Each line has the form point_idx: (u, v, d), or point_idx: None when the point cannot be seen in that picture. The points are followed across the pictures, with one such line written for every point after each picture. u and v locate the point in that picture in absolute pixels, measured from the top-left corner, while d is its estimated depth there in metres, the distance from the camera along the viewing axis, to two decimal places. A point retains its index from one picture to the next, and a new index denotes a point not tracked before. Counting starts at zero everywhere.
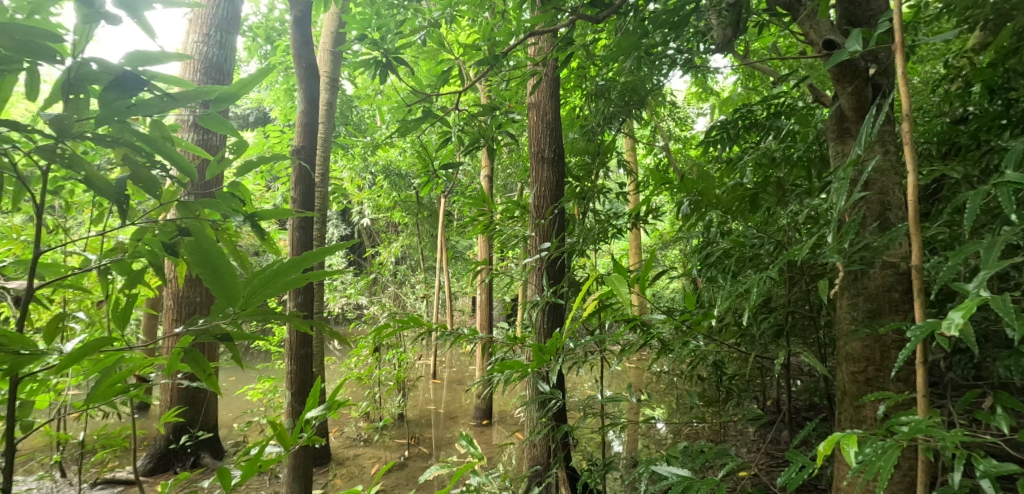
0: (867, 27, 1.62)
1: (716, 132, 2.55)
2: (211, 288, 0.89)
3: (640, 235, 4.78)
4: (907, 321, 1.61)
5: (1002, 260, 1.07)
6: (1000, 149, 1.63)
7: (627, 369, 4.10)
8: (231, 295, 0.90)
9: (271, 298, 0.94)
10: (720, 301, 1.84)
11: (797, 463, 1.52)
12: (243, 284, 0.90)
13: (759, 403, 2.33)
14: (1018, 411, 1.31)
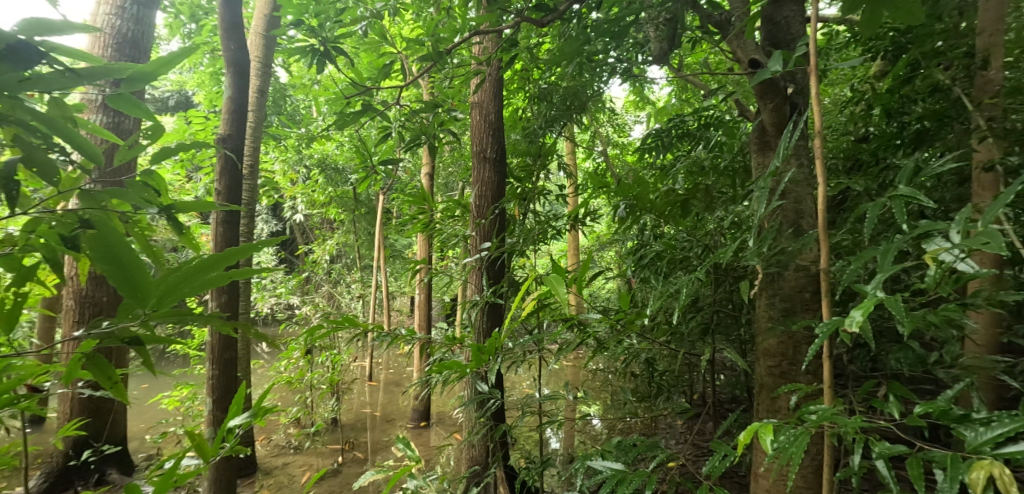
0: (786, 50, 1.76)
1: (651, 140, 2.69)
2: (118, 288, 0.78)
3: (579, 236, 4.91)
4: (816, 319, 1.76)
5: (896, 264, 1.20)
6: (894, 166, 1.83)
7: (565, 367, 4.19)
8: (141, 295, 0.80)
9: (188, 298, 0.85)
10: (652, 301, 1.92)
11: (720, 453, 1.62)
12: (155, 284, 0.81)
13: (687, 397, 2.46)
14: (906, 398, 1.48)
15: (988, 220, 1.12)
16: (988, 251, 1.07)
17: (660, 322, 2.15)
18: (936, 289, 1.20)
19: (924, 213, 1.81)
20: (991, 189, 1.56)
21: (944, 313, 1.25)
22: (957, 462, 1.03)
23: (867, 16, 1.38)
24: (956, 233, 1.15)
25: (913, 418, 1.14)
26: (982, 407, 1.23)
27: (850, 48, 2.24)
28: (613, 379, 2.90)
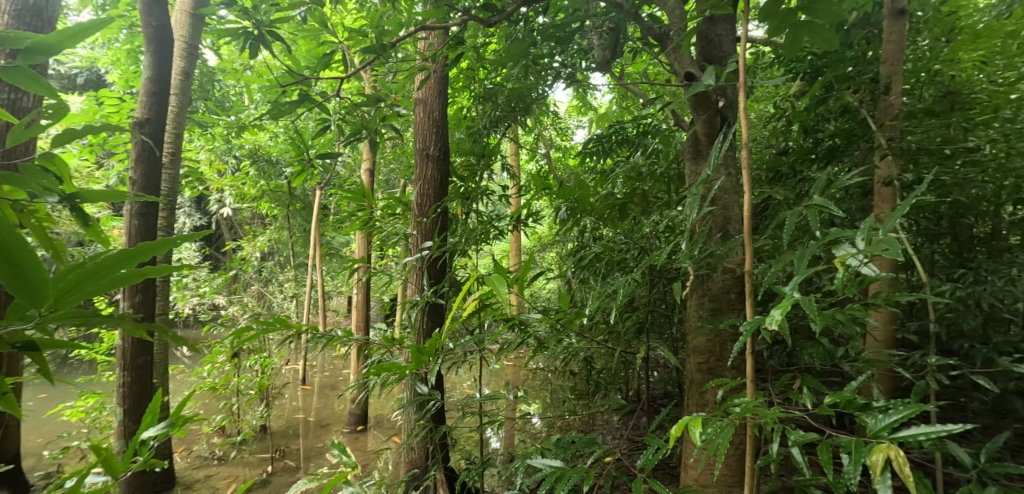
0: (719, 66, 1.87)
1: (593, 145, 2.78)
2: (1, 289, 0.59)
3: (522, 237, 4.95)
4: (740, 318, 1.88)
5: (811, 267, 1.31)
6: (809, 178, 1.99)
7: (506, 367, 4.20)
8: (32, 298, 0.61)
9: (98, 298, 0.67)
10: (591, 301, 1.95)
11: (653, 446, 1.69)
12: (51, 283, 0.62)
13: (623, 394, 2.54)
14: (817, 390, 1.61)
15: (887, 229, 1.24)
16: (887, 256, 1.19)
17: (598, 322, 2.17)
18: (844, 290, 1.31)
19: (834, 222, 1.99)
20: (888, 202, 1.75)
21: (850, 312, 1.38)
22: (861, 447, 1.13)
23: (791, 39, 1.50)
24: (861, 241, 1.27)
25: (824, 408, 1.24)
26: (882, 397, 1.37)
27: (773, 68, 2.42)
28: (553, 378, 2.94)
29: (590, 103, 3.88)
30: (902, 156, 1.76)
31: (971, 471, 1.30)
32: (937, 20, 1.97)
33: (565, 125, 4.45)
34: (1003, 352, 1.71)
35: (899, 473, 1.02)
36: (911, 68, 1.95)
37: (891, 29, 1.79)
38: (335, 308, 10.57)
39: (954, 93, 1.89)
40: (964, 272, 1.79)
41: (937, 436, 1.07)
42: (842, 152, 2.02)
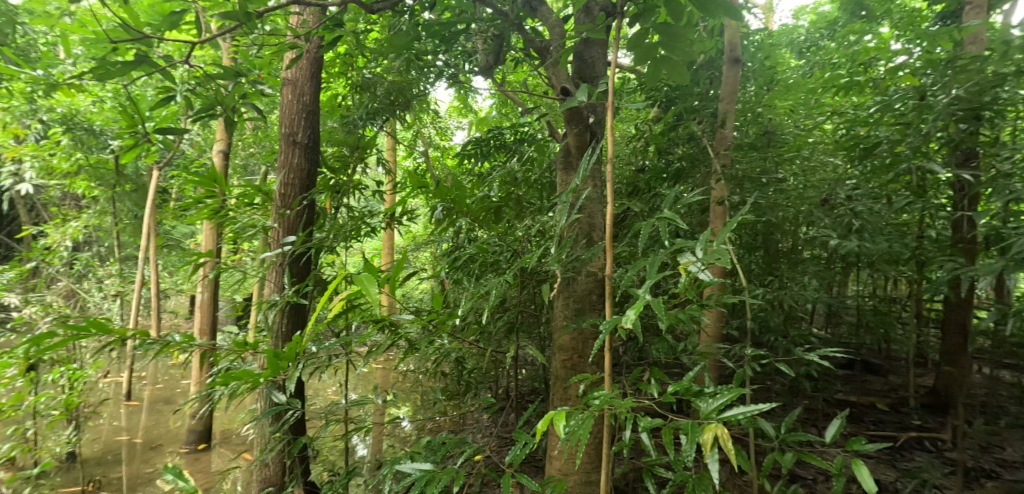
0: (591, 85, 2.01)
1: (472, 148, 2.82)
2: None
3: (395, 235, 4.81)
4: (600, 317, 2.05)
5: (659, 271, 1.45)
6: (660, 194, 2.26)
7: (375, 370, 4.03)
8: None
9: None
10: (464, 301, 1.93)
11: (521, 441, 1.72)
12: None
13: (492, 392, 2.58)
14: (662, 381, 1.81)
15: (720, 241, 1.43)
16: (720, 264, 1.37)
17: (471, 322, 2.15)
18: (687, 292, 1.49)
19: (679, 233, 2.27)
20: (721, 218, 2.05)
21: (690, 312, 1.58)
22: (696, 428, 1.27)
23: (652, 70, 1.63)
24: (700, 250, 1.45)
25: (668, 397, 1.39)
26: (712, 384, 1.59)
27: (635, 93, 2.70)
28: (424, 379, 2.88)
29: (472, 104, 3.90)
30: (731, 181, 2.08)
31: (773, 442, 1.58)
32: (761, 73, 2.41)
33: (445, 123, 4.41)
34: (796, 343, 2.14)
35: (723, 447, 1.16)
36: (741, 108, 2.32)
37: (728, 73, 2.14)
38: (171, 310, 9.12)
39: (770, 133, 2.29)
40: (772, 279, 2.20)
41: (752, 414, 1.25)
42: (686, 174, 2.31)
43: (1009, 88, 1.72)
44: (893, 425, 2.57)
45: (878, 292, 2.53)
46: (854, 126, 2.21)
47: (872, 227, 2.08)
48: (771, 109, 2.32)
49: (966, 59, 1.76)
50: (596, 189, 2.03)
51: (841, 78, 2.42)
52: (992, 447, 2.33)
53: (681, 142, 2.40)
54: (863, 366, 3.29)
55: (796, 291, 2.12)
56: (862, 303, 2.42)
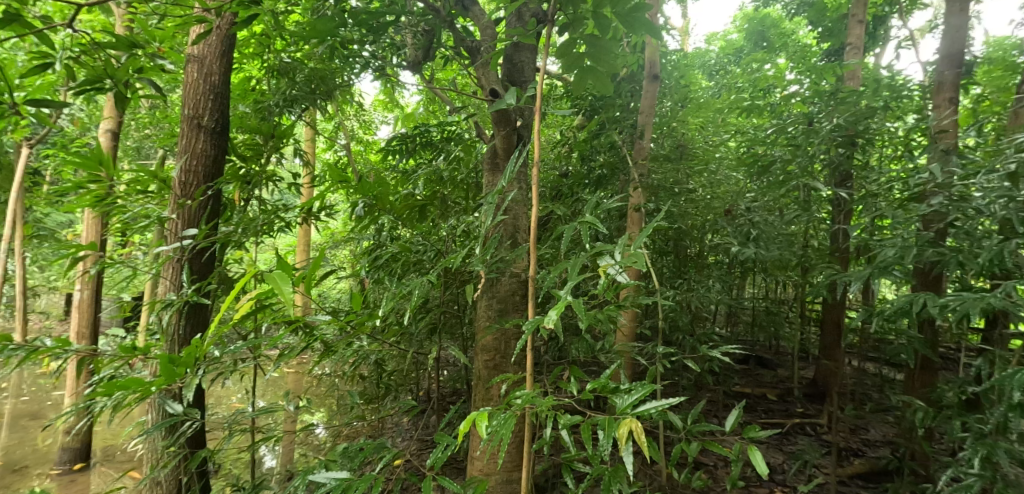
0: (520, 88, 2.03)
1: (396, 144, 2.70)
2: None
3: (312, 232, 4.55)
4: (522, 317, 2.07)
5: (581, 272, 1.46)
6: (582, 199, 2.33)
7: (287, 375, 3.78)
8: None
9: None
10: (384, 302, 1.83)
11: (442, 443, 1.67)
12: None
13: (413, 394, 2.52)
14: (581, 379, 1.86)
15: (637, 244, 1.46)
16: (637, 267, 1.42)
17: (392, 323, 2.07)
18: (605, 292, 1.51)
19: (599, 237, 2.37)
20: (638, 223, 2.17)
21: (609, 312, 1.61)
22: (612, 423, 1.27)
23: (578, 79, 1.67)
24: (619, 253, 1.47)
25: (586, 394, 1.41)
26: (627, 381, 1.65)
27: (562, 100, 2.79)
28: (342, 383, 2.75)
29: (399, 100, 3.79)
30: (647, 189, 2.22)
31: (681, 433, 1.68)
32: (676, 90, 2.59)
33: (370, 117, 4.25)
34: (701, 341, 2.32)
35: (637, 442, 1.17)
36: (659, 122, 2.50)
37: (648, 88, 2.28)
38: (41, 311, 7.95)
39: (682, 146, 2.48)
40: (682, 281, 2.44)
41: (663, 408, 1.28)
42: (607, 180, 2.42)
43: (876, 120, 2.00)
44: (780, 414, 2.86)
45: (770, 294, 2.79)
46: (753, 145, 2.45)
47: (767, 236, 2.25)
48: (685, 124, 2.50)
49: (845, 92, 2.02)
50: (521, 191, 2.05)
51: (745, 100, 2.66)
52: (858, 429, 2.67)
53: (603, 150, 2.52)
54: (757, 361, 3.64)
55: (701, 293, 2.31)
56: (757, 304, 2.64)
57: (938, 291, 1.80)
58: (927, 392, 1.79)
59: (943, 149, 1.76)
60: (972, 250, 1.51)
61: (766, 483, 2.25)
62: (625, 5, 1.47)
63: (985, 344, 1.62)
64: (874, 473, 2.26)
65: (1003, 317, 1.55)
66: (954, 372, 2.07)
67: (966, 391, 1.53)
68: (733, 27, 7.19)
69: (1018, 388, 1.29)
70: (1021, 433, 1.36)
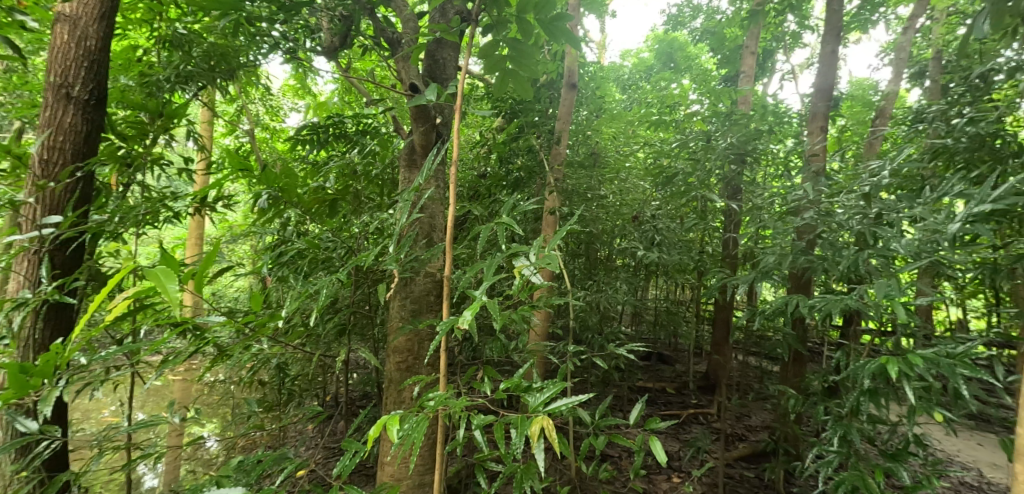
0: (440, 85, 1.98)
1: (306, 132, 2.45)
2: None
3: (206, 224, 4.14)
4: (437, 318, 2.00)
5: (497, 273, 1.44)
6: (499, 200, 2.35)
7: (173, 383, 3.40)
8: None
9: None
10: (287, 302, 1.68)
11: (350, 451, 1.56)
12: None
13: (318, 399, 2.37)
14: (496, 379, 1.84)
15: (550, 246, 1.50)
16: (551, 268, 1.45)
17: (296, 325, 1.93)
18: (520, 293, 1.52)
19: (514, 238, 2.40)
20: (553, 226, 2.22)
21: (522, 313, 1.63)
22: (524, 421, 1.28)
23: (499, 81, 1.66)
24: (533, 255, 1.49)
25: (499, 393, 1.41)
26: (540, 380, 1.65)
27: (482, 101, 2.81)
28: (238, 390, 2.53)
29: (312, 87, 3.59)
30: (562, 193, 2.29)
31: (589, 428, 1.75)
32: (592, 100, 2.71)
33: (277, 104, 3.96)
34: (609, 339, 2.46)
35: (548, 439, 1.18)
36: (576, 129, 2.60)
37: (566, 96, 2.36)
38: None
39: (595, 154, 2.60)
40: (593, 283, 2.55)
41: (573, 405, 1.31)
42: (524, 183, 2.49)
43: (762, 141, 2.24)
44: (677, 405, 3.10)
45: (670, 295, 2.98)
46: (659, 157, 2.63)
47: (669, 242, 2.46)
48: (598, 134, 2.63)
49: (738, 114, 2.23)
50: (439, 190, 1.99)
51: (653, 115, 2.86)
52: (741, 417, 2.97)
53: (521, 153, 2.57)
54: (658, 357, 3.91)
55: (610, 294, 2.43)
56: (659, 304, 2.87)
57: (807, 293, 2.06)
58: (799, 382, 2.02)
59: (814, 171, 2.01)
60: (834, 258, 1.74)
61: (664, 470, 2.42)
62: (548, 13, 1.50)
63: (842, 338, 1.88)
64: (754, 455, 2.53)
65: (856, 315, 1.80)
66: (820, 365, 2.36)
67: (828, 379, 1.75)
68: (645, 46, 7.68)
69: (868, 376, 1.50)
70: (869, 414, 1.60)
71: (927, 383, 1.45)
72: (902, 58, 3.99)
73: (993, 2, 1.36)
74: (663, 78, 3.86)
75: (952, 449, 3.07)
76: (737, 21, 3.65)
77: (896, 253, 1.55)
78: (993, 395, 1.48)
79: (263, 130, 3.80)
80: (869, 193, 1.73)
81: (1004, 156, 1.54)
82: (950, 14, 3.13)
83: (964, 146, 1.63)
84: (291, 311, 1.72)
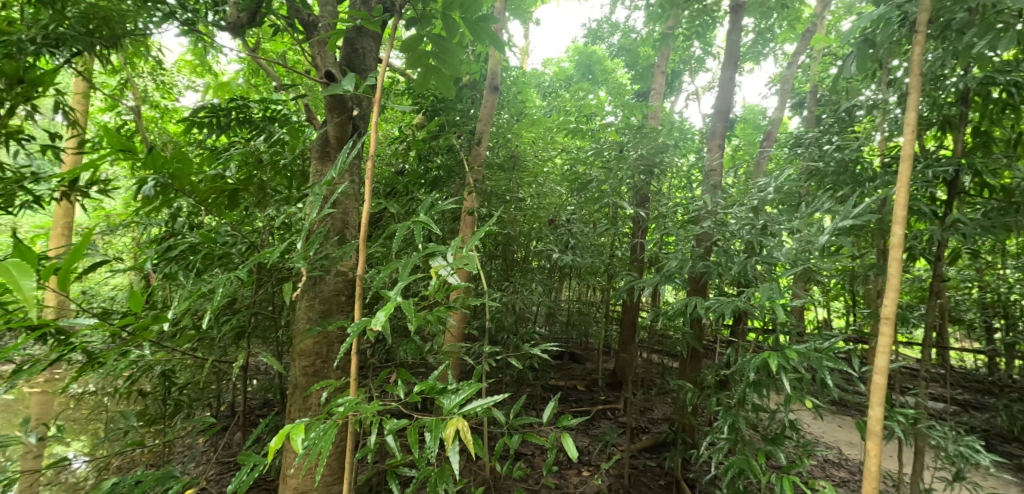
0: (358, 76, 1.88)
1: (204, 115, 2.16)
2: None
3: (76, 210, 3.61)
4: (349, 320, 1.84)
5: (412, 274, 1.34)
6: (417, 199, 2.30)
7: (29, 394, 2.92)
8: None
9: None
10: (174, 302, 1.50)
11: (247, 466, 1.40)
12: None
13: (211, 409, 2.15)
14: (411, 382, 1.67)
15: (469, 247, 1.44)
16: (469, 270, 1.38)
17: (185, 327, 1.73)
18: (435, 294, 1.44)
19: (431, 238, 2.35)
20: (471, 227, 2.21)
21: (439, 315, 1.53)
22: (439, 424, 1.23)
23: (421, 77, 1.60)
24: (451, 255, 1.43)
25: (413, 396, 1.35)
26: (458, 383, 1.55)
27: (402, 96, 2.74)
28: (113, 402, 2.23)
29: (212, 64, 3.27)
30: (481, 194, 2.29)
31: (504, 427, 1.75)
32: (513, 104, 2.74)
33: (170, 80, 3.56)
34: (524, 339, 2.51)
35: (463, 442, 1.14)
36: (497, 131, 2.61)
37: (487, 98, 2.37)
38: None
39: (515, 157, 2.64)
40: (509, 284, 2.59)
41: (488, 406, 1.29)
42: (443, 182, 2.46)
43: (668, 155, 2.41)
44: (587, 402, 3.24)
45: (583, 297, 3.12)
46: (576, 164, 2.74)
47: (582, 246, 2.55)
48: (519, 138, 2.66)
49: (648, 128, 2.39)
50: (354, 184, 1.84)
51: (571, 124, 2.97)
52: (644, 411, 3.18)
53: (441, 152, 2.53)
54: (570, 356, 4.07)
55: (525, 295, 2.48)
56: (571, 306, 2.98)
57: (703, 296, 2.25)
58: (696, 376, 2.20)
59: (712, 184, 2.22)
60: (727, 264, 1.93)
61: (575, 465, 2.51)
62: (473, 13, 1.49)
63: (732, 336, 2.08)
64: (656, 445, 2.72)
65: (744, 315, 2.00)
66: (713, 361, 2.59)
67: (720, 374, 1.93)
68: (565, 56, 7.97)
69: (753, 370, 1.67)
70: (753, 404, 1.78)
71: (800, 374, 1.64)
72: (787, 89, 4.53)
73: (859, 47, 1.59)
74: (581, 89, 4.04)
75: (818, 431, 3.53)
76: (650, 41, 3.91)
77: (778, 260, 1.76)
78: (851, 384, 1.71)
79: (151, 109, 3.39)
80: (757, 206, 1.93)
81: (861, 180, 1.81)
82: (825, 54, 3.60)
83: (832, 169, 1.89)
84: (179, 313, 1.52)
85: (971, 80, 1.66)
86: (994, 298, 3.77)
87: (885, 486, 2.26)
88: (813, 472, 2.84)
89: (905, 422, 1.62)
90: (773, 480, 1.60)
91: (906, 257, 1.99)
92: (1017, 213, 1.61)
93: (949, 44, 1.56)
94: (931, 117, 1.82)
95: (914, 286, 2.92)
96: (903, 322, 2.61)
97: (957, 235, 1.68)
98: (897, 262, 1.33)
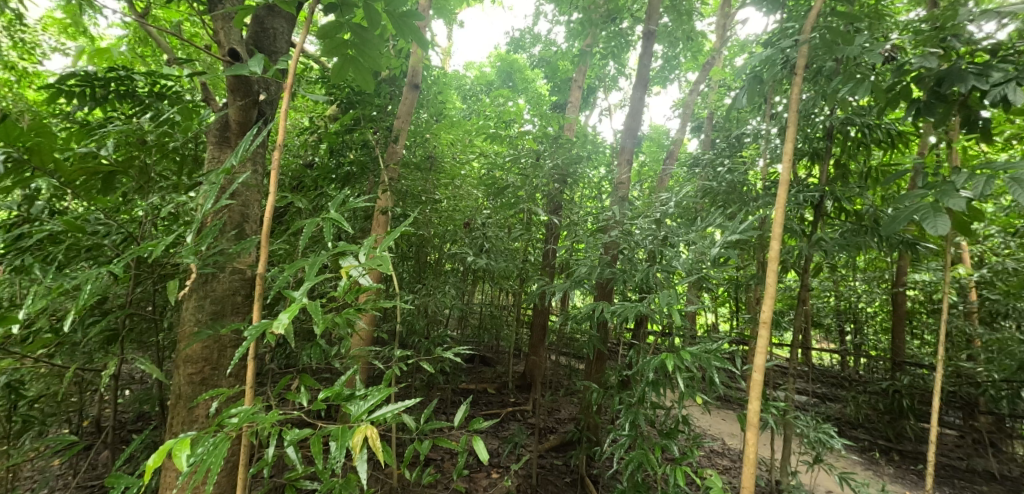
0: (266, 57, 1.73)
1: (74, 83, 1.86)
2: None
3: None
4: (244, 323, 1.65)
5: (321, 272, 1.18)
6: (327, 194, 2.18)
7: None
8: None
9: None
10: (28, 299, 1.27)
11: (117, 489, 1.16)
12: None
13: (72, 425, 1.87)
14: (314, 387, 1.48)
15: (383, 246, 1.32)
16: (384, 271, 1.27)
17: (40, 330, 1.52)
18: (341, 294, 1.28)
19: (341, 236, 2.23)
20: (383, 226, 2.14)
21: (346, 319, 1.32)
22: (344, 432, 1.10)
23: (337, 68, 1.47)
24: (363, 253, 1.30)
25: (317, 402, 1.19)
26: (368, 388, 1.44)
27: (315, 84, 2.62)
28: None
29: (89, 27, 2.89)
30: (396, 193, 2.24)
31: (415, 433, 1.61)
32: (432, 105, 2.77)
33: (32, 39, 3.27)
34: (435, 342, 2.48)
35: (372, 452, 1.04)
36: (415, 130, 2.58)
37: (407, 96, 2.34)
38: None
39: (433, 157, 2.61)
40: (421, 285, 2.54)
41: (400, 411, 1.19)
42: (355, 178, 2.35)
43: (581, 166, 2.57)
44: (496, 405, 3.30)
45: (494, 300, 3.18)
46: (493, 169, 2.82)
47: (496, 249, 2.60)
48: (437, 138, 2.62)
49: (564, 139, 2.54)
50: (256, 174, 1.66)
51: (490, 129, 3.06)
52: (553, 412, 3.30)
53: (354, 147, 2.46)
54: (481, 360, 4.13)
55: (438, 298, 2.43)
56: (483, 308, 3.01)
57: (608, 300, 2.39)
58: (600, 377, 2.34)
59: (620, 195, 2.39)
60: (632, 271, 2.03)
61: (484, 467, 2.55)
62: (398, 7, 1.42)
63: (633, 339, 2.22)
64: (562, 444, 2.82)
65: (645, 319, 2.14)
66: (615, 362, 2.76)
67: (623, 374, 2.06)
68: (486, 62, 8.16)
69: (652, 369, 1.80)
70: (651, 402, 1.92)
71: (692, 373, 1.78)
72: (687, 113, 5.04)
73: (749, 83, 1.79)
74: (501, 96, 4.16)
75: (705, 424, 3.92)
76: (570, 56, 4.12)
77: (676, 268, 1.87)
78: (734, 381, 1.90)
79: (8, 69, 3.07)
80: (659, 218, 2.06)
81: (745, 199, 2.07)
82: (721, 85, 4.06)
83: (724, 188, 2.15)
84: (33, 310, 1.28)
85: (834, 120, 1.96)
86: (845, 305, 4.46)
87: (760, 471, 2.55)
88: (702, 462, 3.13)
89: (777, 413, 1.84)
90: (668, 472, 1.73)
91: (780, 269, 2.28)
92: (866, 234, 1.92)
93: (820, 89, 1.83)
94: (804, 148, 2.12)
95: (785, 294, 3.38)
96: (777, 325, 2.99)
97: (820, 251, 1.97)
98: (773, 272, 1.51)
